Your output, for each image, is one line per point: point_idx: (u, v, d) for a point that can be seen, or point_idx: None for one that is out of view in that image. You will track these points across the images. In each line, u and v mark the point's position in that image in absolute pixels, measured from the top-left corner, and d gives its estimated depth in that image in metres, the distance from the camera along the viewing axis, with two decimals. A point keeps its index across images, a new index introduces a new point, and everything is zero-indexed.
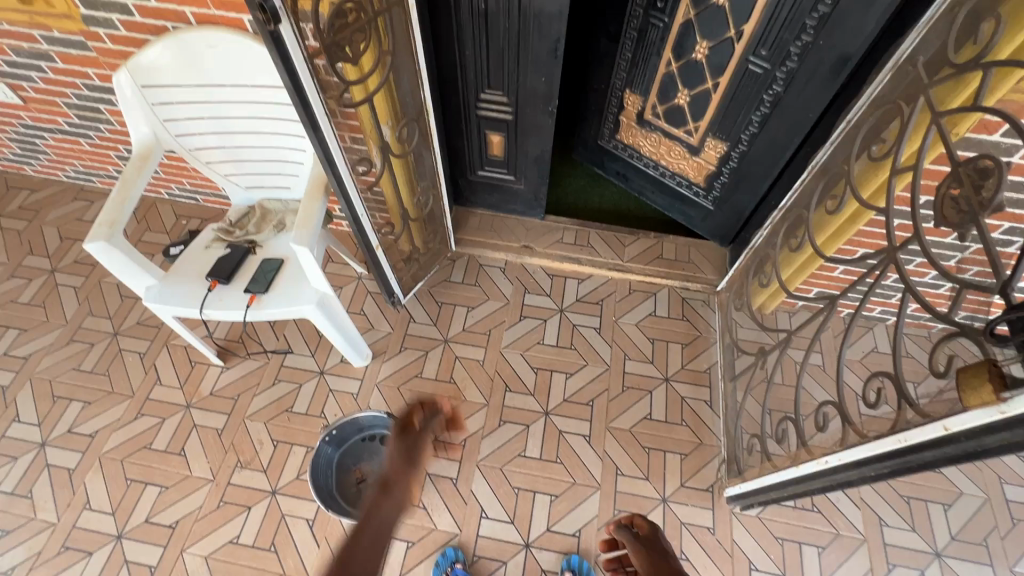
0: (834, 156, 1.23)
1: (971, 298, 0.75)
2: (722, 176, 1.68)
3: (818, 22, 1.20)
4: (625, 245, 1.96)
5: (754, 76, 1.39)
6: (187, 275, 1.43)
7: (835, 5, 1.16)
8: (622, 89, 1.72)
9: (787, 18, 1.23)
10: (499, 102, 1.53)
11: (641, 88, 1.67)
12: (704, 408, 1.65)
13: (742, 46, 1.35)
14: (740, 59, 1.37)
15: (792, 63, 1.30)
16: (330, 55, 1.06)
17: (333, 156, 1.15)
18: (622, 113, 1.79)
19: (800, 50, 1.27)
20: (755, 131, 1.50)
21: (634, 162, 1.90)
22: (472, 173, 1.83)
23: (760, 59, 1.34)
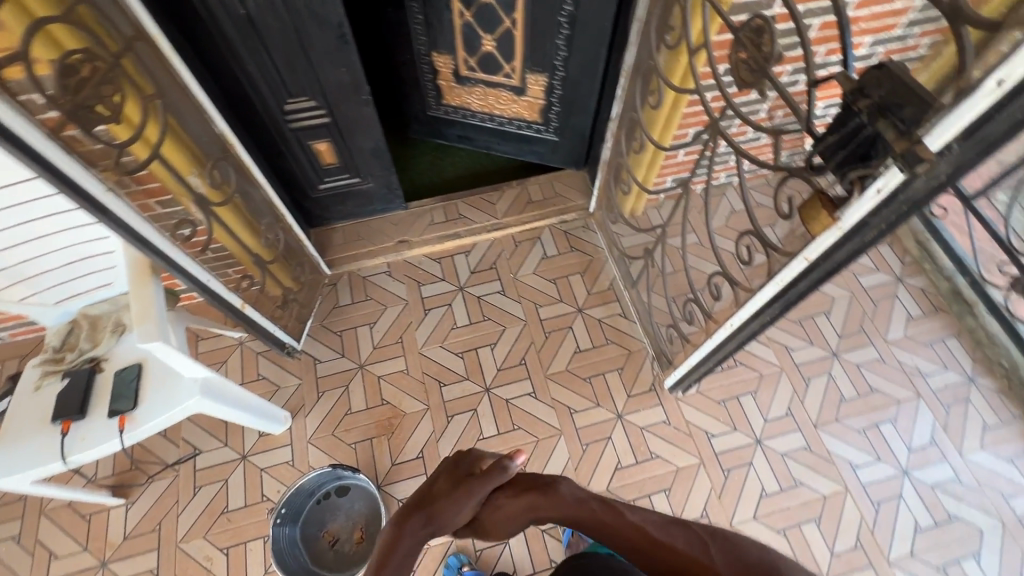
0: (639, 55, 1.30)
1: (787, 142, 0.84)
2: (553, 106, 1.73)
3: None
4: (494, 203, 1.96)
5: (543, 2, 1.40)
6: (28, 429, 1.19)
7: None
8: (429, 53, 1.67)
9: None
10: (309, 108, 1.41)
11: (447, 47, 1.63)
12: (621, 320, 1.75)
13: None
14: None
15: None
16: (79, 122, 0.89)
17: (142, 233, 0.98)
18: (439, 78, 1.75)
19: None
20: (566, 53, 1.54)
21: (470, 121, 1.89)
22: (314, 190, 1.70)
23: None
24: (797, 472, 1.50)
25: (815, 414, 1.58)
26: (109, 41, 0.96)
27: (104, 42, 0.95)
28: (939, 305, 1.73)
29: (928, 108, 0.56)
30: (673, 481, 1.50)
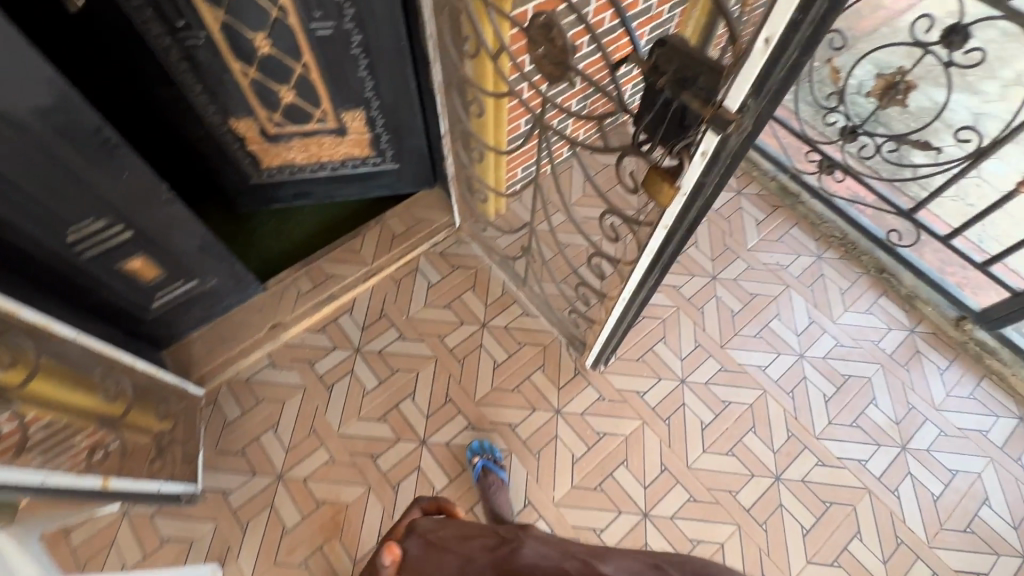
0: (446, 68, 1.26)
1: (612, 124, 0.86)
2: (382, 136, 1.64)
3: None
4: (358, 250, 1.84)
5: (329, 39, 1.31)
6: None
7: None
8: (225, 122, 1.50)
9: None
10: (101, 228, 1.18)
11: (243, 109, 1.46)
12: (526, 319, 1.74)
13: (296, 18, 1.24)
14: (303, 31, 1.28)
15: (350, 9, 1.25)
16: None
17: None
18: (248, 143, 1.58)
19: None
20: (373, 82, 1.46)
21: (301, 176, 1.74)
22: (148, 312, 1.45)
23: (322, 20, 1.26)
24: (722, 394, 1.62)
25: (718, 337, 1.72)
26: None
27: None
28: (776, 202, 1.96)
29: (717, 73, 0.60)
30: (626, 450, 1.55)
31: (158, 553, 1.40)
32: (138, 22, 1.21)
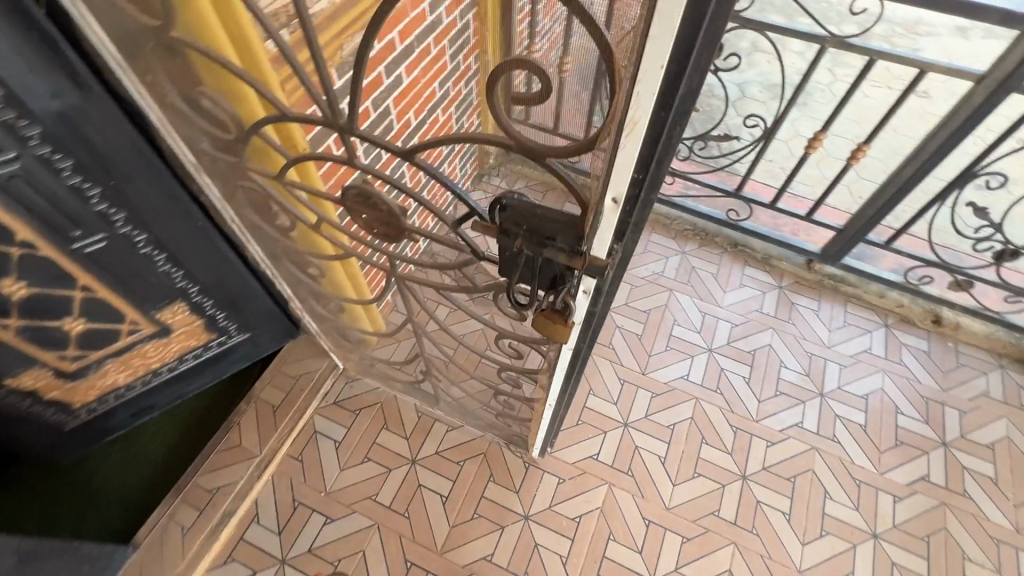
0: None
1: (476, 269, 0.78)
2: (216, 315, 1.40)
3: (82, 175, 0.94)
4: (238, 442, 1.55)
5: (104, 251, 1.07)
6: None
7: (73, 154, 0.90)
8: (2, 387, 1.17)
9: (49, 198, 0.92)
10: None
11: (20, 363, 1.14)
12: (455, 434, 1.60)
13: (51, 247, 0.99)
14: (66, 257, 1.03)
15: (120, 214, 1.04)
16: None
17: None
18: (43, 394, 1.25)
19: (108, 203, 1.00)
20: (183, 270, 1.23)
21: (131, 395, 1.42)
22: None
23: (88, 237, 1.03)
24: (664, 420, 1.63)
25: (637, 365, 1.73)
26: None
27: None
28: None
29: (579, 226, 0.55)
30: (607, 524, 1.47)
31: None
32: None
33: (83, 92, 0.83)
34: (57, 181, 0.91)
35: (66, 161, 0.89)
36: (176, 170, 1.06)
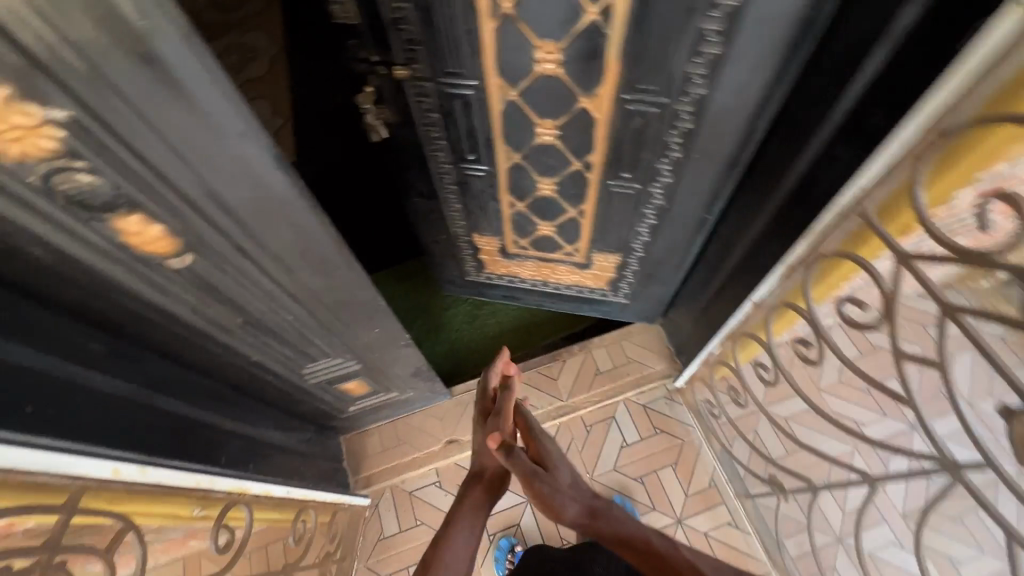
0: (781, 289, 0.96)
1: None
2: (626, 278, 1.39)
3: (683, 139, 0.89)
4: (555, 377, 1.62)
5: (624, 195, 1.06)
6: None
7: (698, 122, 0.85)
8: (468, 234, 1.34)
9: (642, 140, 0.91)
10: (334, 365, 1.08)
11: (491, 229, 1.29)
12: (735, 534, 1.41)
13: (597, 174, 1.02)
14: (598, 184, 1.04)
15: (667, 179, 0.99)
16: None
17: None
18: (480, 253, 1.42)
19: (671, 167, 0.96)
20: (648, 237, 1.19)
21: (517, 286, 1.55)
22: (341, 414, 1.36)
23: (626, 180, 1.02)
24: None
25: None
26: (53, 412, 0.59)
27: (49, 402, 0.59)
28: None
29: None
30: None
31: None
32: (427, 151, 1.05)
33: (778, 66, 0.75)
34: (664, 131, 0.88)
35: (690, 119, 0.84)
36: (743, 167, 0.94)
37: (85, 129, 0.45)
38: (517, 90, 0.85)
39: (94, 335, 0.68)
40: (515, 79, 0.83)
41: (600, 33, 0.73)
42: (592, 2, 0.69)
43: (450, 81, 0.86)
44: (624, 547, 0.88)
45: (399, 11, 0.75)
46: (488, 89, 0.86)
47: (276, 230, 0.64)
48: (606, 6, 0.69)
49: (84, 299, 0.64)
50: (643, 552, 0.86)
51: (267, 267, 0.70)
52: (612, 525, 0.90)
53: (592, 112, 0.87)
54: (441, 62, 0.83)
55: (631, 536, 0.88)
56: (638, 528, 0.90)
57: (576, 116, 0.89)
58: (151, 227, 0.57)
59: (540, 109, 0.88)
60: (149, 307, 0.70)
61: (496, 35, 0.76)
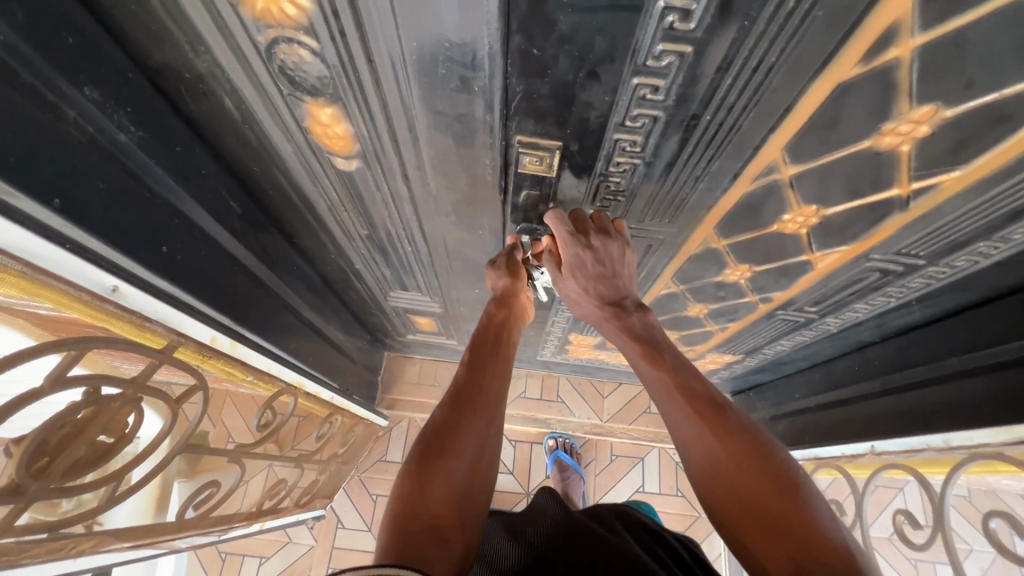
0: (906, 474, 0.84)
1: None
2: (733, 360, 1.25)
3: (904, 294, 0.74)
4: (603, 396, 1.56)
5: (787, 322, 0.92)
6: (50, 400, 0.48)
7: (930, 285, 0.70)
8: (565, 332, 1.16)
9: (848, 288, 0.76)
10: (419, 299, 1.05)
11: (596, 334, 1.13)
12: None
13: (770, 306, 0.86)
14: (765, 313, 0.90)
15: (855, 317, 0.85)
16: (64, 459, 0.51)
17: (109, 560, 0.66)
18: (568, 343, 1.25)
19: (866, 310, 0.82)
20: (789, 347, 1.06)
21: (595, 362, 1.40)
22: (399, 335, 1.36)
23: (801, 311, 0.86)
24: None
25: None
26: (179, 260, 0.58)
27: (185, 238, 0.59)
28: None
29: None
30: None
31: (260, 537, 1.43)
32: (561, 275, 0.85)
33: None
34: (890, 282, 0.72)
35: (938, 278, 0.68)
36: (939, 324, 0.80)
37: (337, 15, 0.40)
38: (727, 241, 0.67)
39: (237, 195, 0.67)
40: (736, 233, 0.65)
41: (897, 206, 0.55)
42: (915, 182, 0.51)
43: (654, 223, 0.66)
44: (651, 347, 0.60)
45: (620, 165, 0.55)
46: (691, 235, 0.68)
47: (448, 176, 0.60)
48: (932, 185, 0.51)
49: (243, 157, 0.62)
50: (721, 413, 0.55)
51: (415, 200, 0.67)
52: (648, 344, 0.60)
53: (815, 265, 0.70)
54: (644, 211, 0.64)
55: (664, 344, 0.61)
56: (648, 317, 0.63)
57: (785, 266, 0.72)
58: (340, 125, 0.54)
59: (744, 259, 0.71)
60: (294, 188, 0.68)
61: (741, 197, 0.58)
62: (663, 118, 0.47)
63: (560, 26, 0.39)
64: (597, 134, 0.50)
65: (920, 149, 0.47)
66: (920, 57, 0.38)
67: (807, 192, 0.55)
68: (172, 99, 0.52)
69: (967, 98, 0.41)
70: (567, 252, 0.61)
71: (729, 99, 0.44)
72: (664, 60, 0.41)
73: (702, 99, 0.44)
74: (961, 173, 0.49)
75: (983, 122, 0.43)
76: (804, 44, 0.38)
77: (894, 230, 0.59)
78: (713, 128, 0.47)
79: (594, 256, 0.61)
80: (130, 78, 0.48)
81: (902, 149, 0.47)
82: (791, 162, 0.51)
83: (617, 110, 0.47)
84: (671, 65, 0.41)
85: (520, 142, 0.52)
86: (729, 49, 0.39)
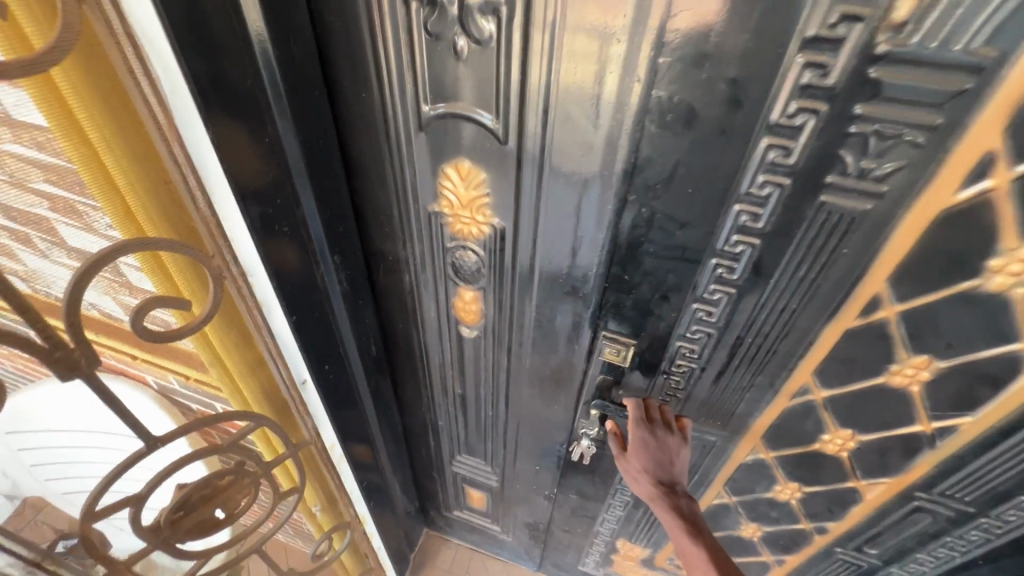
0: None
1: None
2: None
3: (966, 548, 0.74)
4: None
5: (848, 566, 0.89)
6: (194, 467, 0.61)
7: (990, 540, 0.71)
8: (612, 536, 1.14)
9: (903, 530, 0.77)
10: (480, 469, 1.13)
11: (645, 544, 1.11)
12: None
13: (826, 540, 0.86)
14: (823, 550, 0.88)
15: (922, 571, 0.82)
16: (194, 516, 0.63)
17: None
18: (615, 552, 1.20)
19: (930, 564, 0.80)
20: None
21: None
22: (445, 510, 1.38)
23: (860, 553, 0.85)
24: None
25: None
26: (329, 381, 0.76)
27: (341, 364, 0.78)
28: None
29: None
30: None
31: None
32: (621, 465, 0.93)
33: None
34: (947, 530, 0.73)
35: (993, 532, 0.70)
36: None
37: (505, 238, 0.64)
38: (775, 453, 0.75)
39: (378, 342, 0.88)
40: (783, 446, 0.74)
41: (926, 442, 0.64)
42: (935, 421, 0.61)
43: (706, 426, 0.77)
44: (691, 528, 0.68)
45: (681, 367, 0.70)
46: (740, 442, 0.77)
47: (544, 354, 0.77)
48: (952, 426, 0.61)
49: (394, 315, 0.84)
50: None
51: (510, 370, 0.83)
52: (693, 526, 0.68)
53: (863, 494, 0.75)
54: (700, 412, 0.75)
55: (707, 534, 0.68)
56: (691, 502, 0.71)
57: (834, 491, 0.76)
58: (476, 304, 0.75)
59: (792, 475, 0.77)
60: (421, 345, 0.88)
61: (783, 410, 0.69)
62: (714, 334, 0.63)
63: (646, 264, 0.60)
64: (664, 338, 0.67)
65: (930, 391, 0.58)
66: (905, 319, 0.53)
67: (840, 415, 0.65)
68: (371, 270, 0.78)
69: (954, 354, 0.54)
70: (635, 435, 0.69)
71: (766, 326, 0.60)
72: (716, 294, 0.59)
73: (746, 326, 0.61)
74: (973, 418, 0.59)
75: (975, 375, 0.55)
76: (816, 298, 0.55)
77: (931, 467, 0.66)
78: (754, 347, 0.63)
79: (657, 444, 0.70)
80: (356, 254, 0.74)
81: (913, 388, 0.59)
82: (822, 386, 0.63)
83: (680, 324, 0.64)
84: (721, 298, 0.59)
85: (606, 336, 0.70)
86: (761, 296, 0.57)
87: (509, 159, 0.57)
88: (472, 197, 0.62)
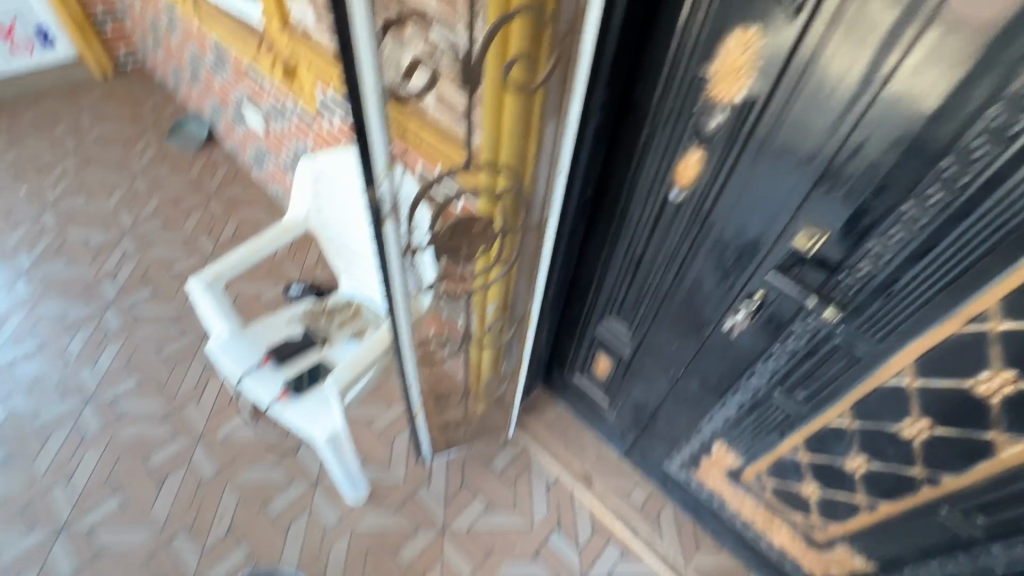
0: None
1: None
2: None
3: None
4: (697, 547, 1.53)
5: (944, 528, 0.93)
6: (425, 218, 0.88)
7: None
8: (712, 438, 1.28)
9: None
10: (619, 336, 1.32)
11: (742, 452, 1.23)
12: None
13: (934, 493, 0.90)
14: (927, 501, 0.93)
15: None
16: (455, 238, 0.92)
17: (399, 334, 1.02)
18: (706, 455, 1.34)
19: None
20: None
21: (711, 503, 1.43)
22: (567, 372, 1.61)
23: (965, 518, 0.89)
24: None
25: None
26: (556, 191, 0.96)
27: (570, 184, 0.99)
28: None
29: None
30: None
31: (376, 439, 1.66)
32: (754, 364, 1.04)
33: None
34: None
35: None
36: None
37: (753, 107, 0.77)
38: (921, 381, 0.82)
39: (590, 187, 1.07)
40: (932, 375, 0.80)
41: None
42: None
43: (862, 337, 0.85)
44: None
45: (862, 268, 0.79)
46: (887, 362, 0.84)
47: (738, 229, 0.90)
48: None
49: (614, 166, 1.02)
50: None
51: (700, 242, 0.98)
52: None
53: (997, 450, 0.79)
54: (863, 320, 0.83)
55: None
56: None
57: (968, 441, 0.81)
58: (695, 168, 0.90)
59: (930, 410, 0.83)
60: (623, 200, 1.05)
61: (950, 335, 0.75)
62: (917, 237, 0.72)
63: (882, 152, 0.69)
64: (859, 236, 0.77)
65: None
66: None
67: (1011, 351, 0.70)
68: (617, 120, 0.96)
69: None
70: None
71: (973, 235, 0.67)
72: (935, 195, 0.68)
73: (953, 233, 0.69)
74: None
75: None
76: None
77: None
78: (952, 257, 0.70)
79: None
80: (617, 100, 0.92)
81: None
82: (1004, 315, 0.69)
83: (886, 220, 0.73)
84: (939, 199, 0.68)
85: (805, 219, 0.81)
86: (978, 205, 0.65)
87: (791, 33, 0.69)
88: (742, 65, 0.75)
